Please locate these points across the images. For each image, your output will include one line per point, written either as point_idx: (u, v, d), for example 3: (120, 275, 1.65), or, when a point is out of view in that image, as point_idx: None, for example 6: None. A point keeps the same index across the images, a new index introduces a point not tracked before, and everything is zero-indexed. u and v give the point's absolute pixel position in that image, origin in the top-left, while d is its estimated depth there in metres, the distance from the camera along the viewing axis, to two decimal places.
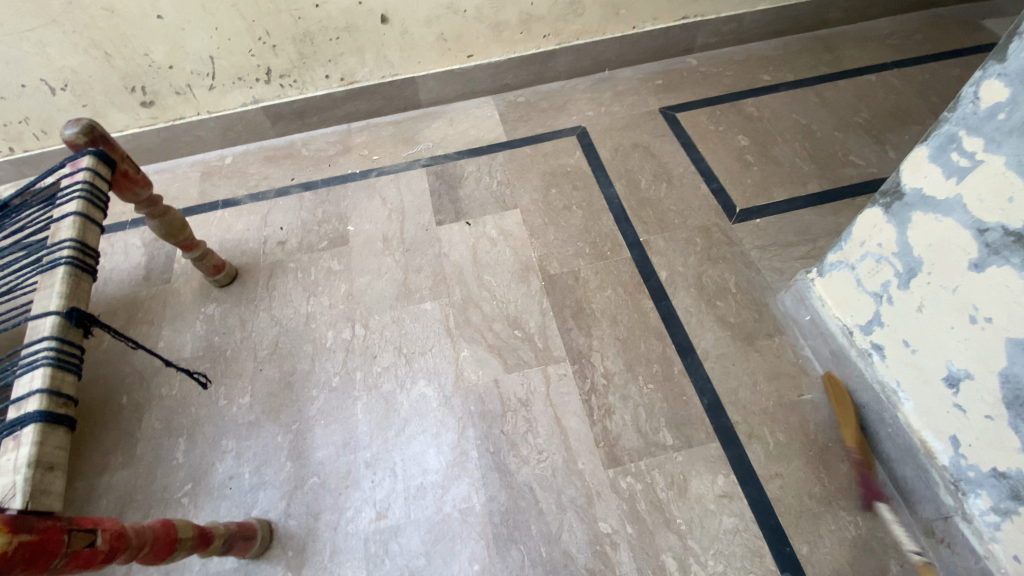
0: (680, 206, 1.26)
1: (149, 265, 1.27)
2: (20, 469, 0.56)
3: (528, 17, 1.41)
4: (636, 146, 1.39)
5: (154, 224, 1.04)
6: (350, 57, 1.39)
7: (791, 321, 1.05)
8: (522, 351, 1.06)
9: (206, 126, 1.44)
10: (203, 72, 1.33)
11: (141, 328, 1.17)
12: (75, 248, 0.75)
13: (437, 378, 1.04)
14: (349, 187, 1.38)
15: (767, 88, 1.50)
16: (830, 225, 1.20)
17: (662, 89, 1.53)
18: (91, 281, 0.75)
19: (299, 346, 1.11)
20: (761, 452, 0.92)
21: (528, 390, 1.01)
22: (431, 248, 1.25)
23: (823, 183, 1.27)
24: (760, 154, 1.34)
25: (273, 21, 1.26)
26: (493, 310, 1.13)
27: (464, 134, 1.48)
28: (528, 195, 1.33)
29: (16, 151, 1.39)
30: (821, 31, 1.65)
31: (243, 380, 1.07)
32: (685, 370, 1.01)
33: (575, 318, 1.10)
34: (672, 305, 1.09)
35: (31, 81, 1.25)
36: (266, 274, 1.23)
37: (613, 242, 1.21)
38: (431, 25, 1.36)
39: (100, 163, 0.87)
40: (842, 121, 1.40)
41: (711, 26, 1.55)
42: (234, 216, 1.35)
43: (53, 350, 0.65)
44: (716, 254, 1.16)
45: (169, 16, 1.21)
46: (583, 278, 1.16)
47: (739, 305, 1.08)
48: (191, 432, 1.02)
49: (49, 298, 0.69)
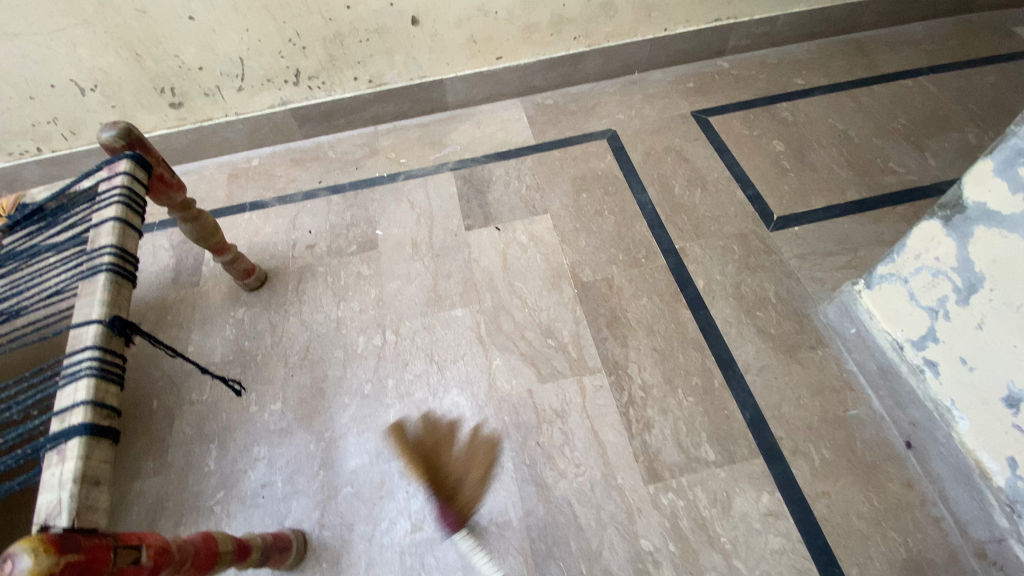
0: (716, 213, 1.23)
1: (177, 268, 1.27)
2: (66, 485, 0.54)
3: (560, 19, 1.38)
4: (669, 150, 1.37)
5: (187, 227, 1.03)
6: (379, 59, 1.37)
7: (833, 332, 1.02)
8: (557, 360, 1.04)
9: (233, 127, 1.43)
10: (232, 73, 1.32)
11: (170, 332, 1.17)
12: (116, 254, 0.73)
13: (470, 387, 1.02)
14: (377, 190, 1.37)
15: (802, 92, 1.47)
16: (871, 234, 1.16)
17: (694, 92, 1.50)
18: (132, 287, 0.73)
19: (330, 352, 1.10)
20: (807, 469, 0.90)
21: (564, 401, 0.99)
22: (460, 254, 1.23)
23: (863, 190, 1.24)
24: (797, 160, 1.31)
25: (304, 22, 1.25)
26: (525, 318, 1.11)
27: (492, 136, 1.46)
28: (559, 199, 1.30)
29: (44, 151, 1.39)
30: (855, 34, 1.61)
31: (274, 387, 1.06)
32: (726, 383, 0.98)
33: (611, 327, 1.07)
34: (710, 315, 1.07)
35: (61, 82, 1.25)
36: (295, 279, 1.22)
37: (648, 248, 1.18)
38: (462, 27, 1.34)
39: (137, 167, 0.85)
40: (880, 127, 1.36)
41: (743, 29, 1.52)
42: (261, 219, 1.34)
43: (96, 359, 0.64)
44: (754, 263, 1.14)
45: (200, 17, 1.20)
46: (617, 286, 1.13)
47: (780, 316, 1.06)
48: (222, 439, 1.01)
49: (92, 305, 0.68)
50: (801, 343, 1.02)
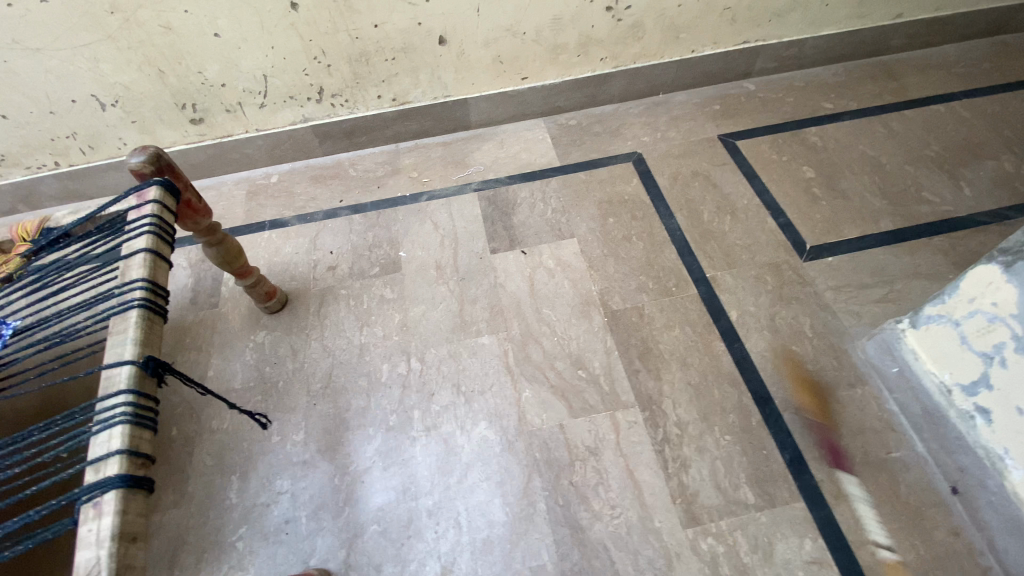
0: (747, 241, 1.21)
1: (196, 287, 1.24)
2: (104, 543, 0.53)
3: (588, 40, 1.37)
4: (697, 174, 1.34)
5: (211, 251, 1.00)
6: (404, 78, 1.35)
7: (873, 369, 1.00)
8: (588, 394, 1.01)
9: (253, 144, 1.41)
10: (255, 90, 1.30)
11: (189, 355, 1.14)
12: (147, 290, 0.72)
13: (499, 421, 1.00)
14: (399, 211, 1.35)
15: (830, 116, 1.45)
16: (906, 265, 1.14)
17: (721, 115, 1.48)
18: (163, 323, 0.72)
19: (353, 380, 1.07)
20: (850, 515, 0.87)
21: (597, 437, 0.96)
22: (486, 278, 1.21)
23: (897, 220, 1.22)
24: (828, 187, 1.29)
25: (330, 40, 1.23)
26: (554, 347, 1.08)
27: (516, 157, 1.44)
28: (585, 223, 1.28)
29: (61, 165, 1.36)
30: (882, 57, 1.59)
31: (296, 416, 1.03)
32: (764, 422, 0.96)
33: (643, 358, 1.05)
34: (745, 348, 1.05)
35: (82, 97, 1.23)
36: (316, 301, 1.19)
37: (678, 277, 1.16)
38: (489, 47, 1.32)
39: (166, 194, 0.83)
40: (912, 154, 1.34)
41: (771, 51, 1.50)
42: (282, 238, 1.32)
43: (130, 405, 0.62)
44: (788, 294, 1.11)
45: (226, 34, 1.17)
46: (648, 315, 1.11)
47: (816, 351, 1.03)
48: (243, 470, 0.98)
49: (124, 345, 0.66)
50: (839, 380, 1.00)
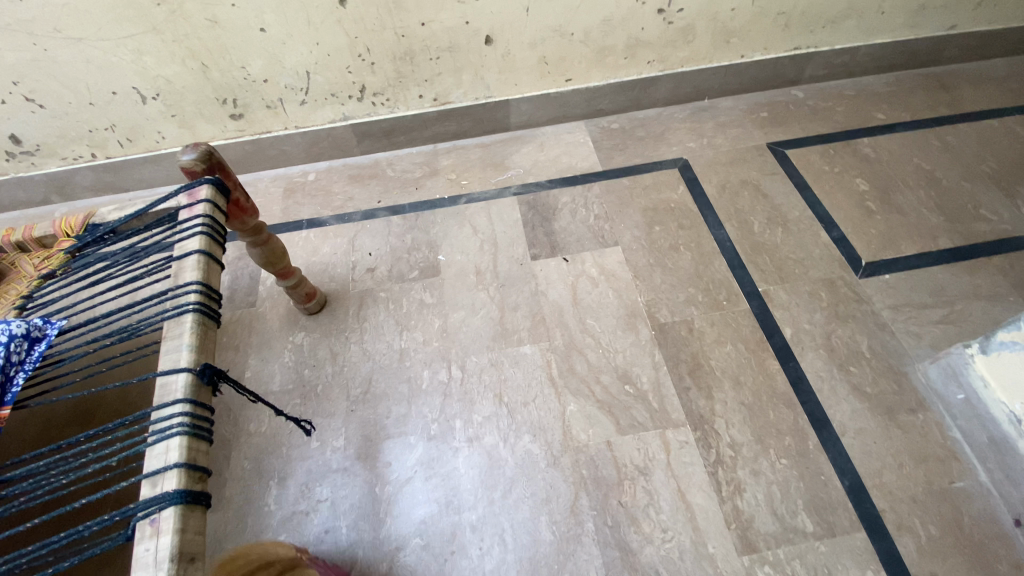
0: (799, 255, 1.17)
1: (232, 285, 1.22)
2: (163, 564, 0.51)
3: (636, 42, 1.33)
4: (745, 184, 1.30)
5: (255, 252, 0.98)
6: (447, 78, 1.33)
7: (936, 395, 0.96)
8: (636, 410, 0.98)
9: (292, 141, 1.39)
10: (297, 87, 1.28)
11: (226, 354, 1.12)
12: (201, 293, 0.70)
13: (543, 434, 0.97)
14: (438, 213, 1.32)
15: (883, 127, 1.40)
16: (967, 286, 1.09)
17: (769, 123, 1.43)
18: (217, 328, 0.70)
19: (393, 387, 1.05)
20: (914, 547, 0.83)
21: (646, 456, 0.93)
22: (527, 285, 1.18)
23: (956, 238, 1.17)
24: (883, 201, 1.24)
25: (376, 38, 1.21)
26: (600, 360, 1.05)
27: (556, 160, 1.40)
28: (629, 231, 1.24)
29: (98, 157, 1.35)
30: (935, 68, 1.54)
31: (335, 422, 1.01)
32: (821, 446, 0.92)
33: (693, 375, 1.01)
34: (801, 367, 1.01)
35: (123, 89, 1.22)
36: (355, 304, 1.17)
37: (729, 290, 1.12)
38: (535, 48, 1.29)
39: (217, 194, 0.81)
40: (969, 168, 1.29)
41: (822, 58, 1.45)
42: (319, 238, 1.30)
43: (187, 416, 0.60)
44: (844, 312, 1.07)
45: (272, 29, 1.15)
46: (698, 330, 1.07)
47: (875, 373, 0.99)
48: (282, 476, 0.96)
49: (180, 351, 0.64)
50: (899, 404, 0.96)
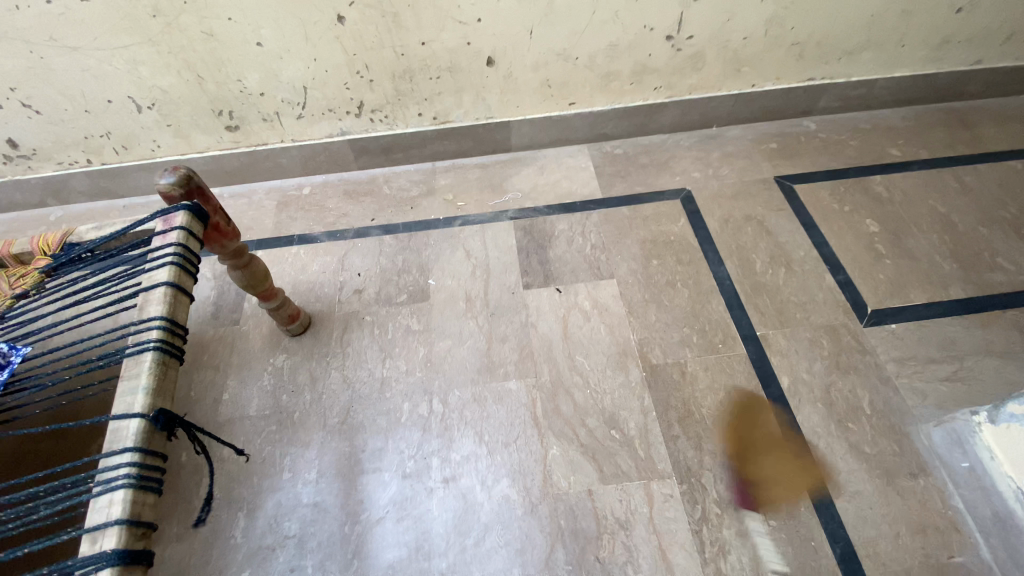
0: (802, 298, 1.12)
1: (218, 301, 1.20)
2: None
3: (643, 68, 1.29)
4: (749, 219, 1.26)
5: (236, 274, 0.95)
6: (447, 98, 1.30)
7: (938, 459, 0.91)
8: (621, 458, 0.94)
9: (288, 154, 1.36)
10: (294, 101, 1.25)
11: (205, 373, 1.10)
12: (164, 329, 0.67)
13: (523, 479, 0.93)
14: (431, 234, 1.29)
15: (898, 165, 1.34)
16: (978, 340, 1.04)
17: (778, 155, 1.39)
18: (178, 367, 0.67)
19: (371, 419, 1.01)
20: None
21: (628, 509, 0.89)
22: (517, 315, 1.14)
23: (969, 288, 1.11)
24: (893, 244, 1.19)
25: (375, 56, 1.18)
26: (586, 401, 1.01)
27: (556, 185, 1.37)
28: (626, 263, 1.20)
29: (94, 163, 1.34)
30: (956, 103, 1.48)
31: (310, 452, 0.98)
32: (813, 508, 0.88)
33: (682, 423, 0.97)
34: (796, 421, 0.96)
35: (118, 98, 1.20)
36: (340, 327, 1.14)
37: (726, 333, 1.08)
38: (538, 71, 1.26)
39: (193, 220, 0.78)
40: (987, 213, 1.23)
41: (837, 90, 1.40)
42: (309, 255, 1.27)
43: (134, 467, 0.58)
44: (846, 363, 1.02)
45: (269, 44, 1.13)
46: (691, 373, 1.03)
47: (873, 429, 0.95)
48: (251, 507, 0.94)
49: (134, 394, 0.61)
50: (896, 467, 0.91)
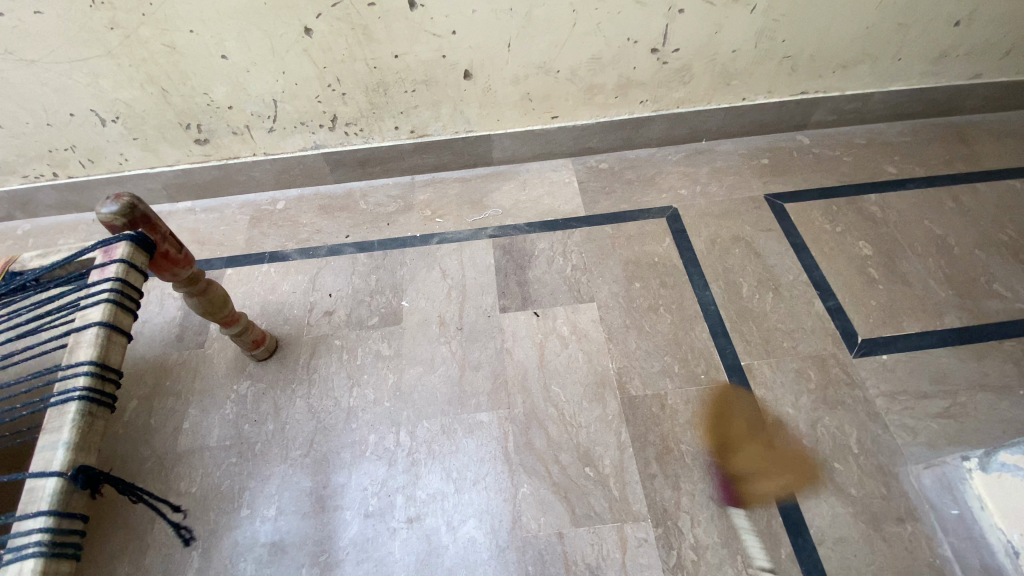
0: (789, 326, 1.07)
1: (184, 322, 1.16)
2: None
3: (627, 82, 1.24)
4: (737, 240, 1.21)
5: (192, 301, 0.90)
6: (424, 111, 1.25)
7: (927, 503, 0.87)
8: (594, 498, 0.89)
9: (261, 167, 1.32)
10: (264, 114, 1.21)
11: (166, 400, 1.05)
12: (92, 376, 0.63)
13: (490, 519, 0.89)
14: (407, 253, 1.24)
15: (892, 183, 1.29)
16: (972, 373, 0.99)
17: (769, 171, 1.33)
18: (107, 416, 0.63)
19: (335, 452, 0.97)
20: None
21: (600, 554, 0.85)
22: (492, 340, 1.09)
23: (964, 316, 1.06)
24: (886, 269, 1.14)
25: (346, 69, 1.13)
26: (560, 435, 0.96)
27: (538, 201, 1.32)
28: (607, 286, 1.15)
29: (60, 177, 1.29)
30: (955, 117, 1.42)
31: (270, 488, 0.94)
32: (795, 556, 0.83)
33: (660, 460, 0.92)
34: (779, 460, 0.91)
35: (81, 111, 1.16)
36: (308, 351, 1.10)
37: (709, 362, 1.03)
38: (518, 84, 1.22)
39: (137, 251, 0.73)
40: (984, 236, 1.18)
41: (831, 103, 1.35)
42: (280, 274, 1.22)
43: (47, 533, 0.54)
44: (833, 397, 0.97)
45: (234, 56, 1.09)
46: (671, 407, 0.98)
47: (752, 434, 0.94)
48: (206, 546, 0.89)
49: (54, 449, 0.58)
50: (796, 477, 0.90)
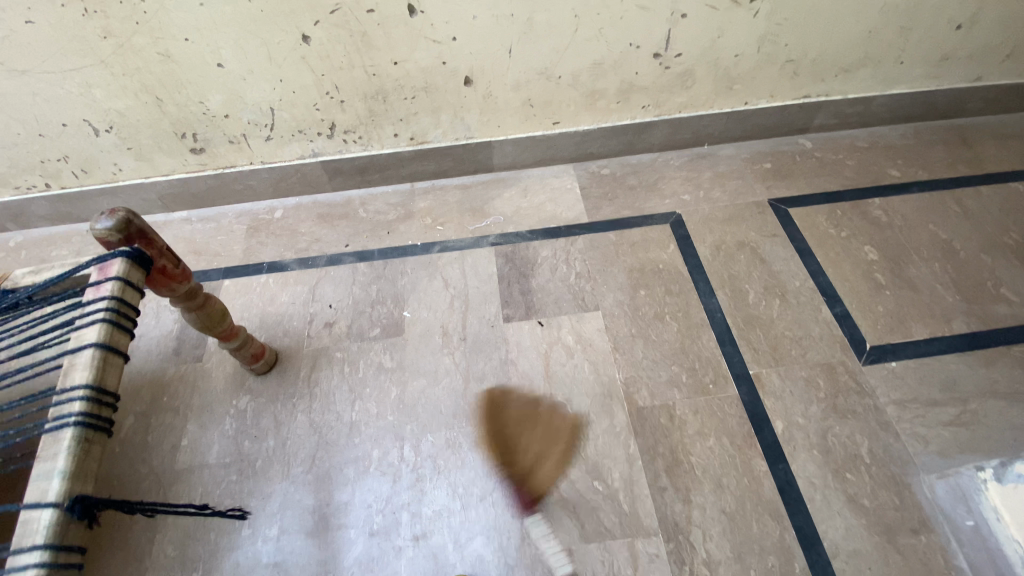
0: (797, 333, 1.06)
1: (181, 336, 1.14)
2: None
3: (629, 87, 1.23)
4: (742, 245, 1.19)
5: (190, 316, 0.88)
6: (424, 118, 1.23)
7: (941, 513, 0.85)
8: (604, 513, 0.88)
9: (258, 176, 1.29)
10: (261, 123, 1.19)
11: (164, 416, 1.03)
12: (88, 401, 0.61)
13: (498, 536, 0.87)
14: (408, 262, 1.22)
15: (896, 186, 1.28)
16: (981, 380, 0.98)
17: (773, 175, 1.32)
18: (105, 442, 0.61)
19: (338, 468, 0.95)
20: None
21: (611, 571, 0.83)
22: (496, 351, 1.07)
23: (972, 322, 1.05)
24: (893, 274, 1.13)
25: (345, 76, 1.11)
26: (568, 449, 0.94)
27: (540, 208, 1.30)
28: (612, 294, 1.14)
29: (52, 187, 1.27)
30: (957, 120, 1.41)
31: (272, 506, 0.92)
32: (809, 570, 0.82)
33: (669, 473, 0.91)
34: (791, 471, 0.90)
35: (73, 121, 1.13)
36: (308, 365, 1.08)
37: (717, 371, 1.02)
38: (519, 90, 1.20)
39: (133, 268, 0.71)
40: (990, 239, 1.17)
41: (833, 107, 1.34)
42: (278, 285, 1.20)
43: (43, 569, 0.52)
44: (844, 406, 0.96)
45: (230, 65, 1.07)
46: (679, 417, 0.97)
47: (522, 423, 0.98)
48: (206, 567, 0.87)
49: (50, 480, 0.55)
50: (564, 449, 0.95)
